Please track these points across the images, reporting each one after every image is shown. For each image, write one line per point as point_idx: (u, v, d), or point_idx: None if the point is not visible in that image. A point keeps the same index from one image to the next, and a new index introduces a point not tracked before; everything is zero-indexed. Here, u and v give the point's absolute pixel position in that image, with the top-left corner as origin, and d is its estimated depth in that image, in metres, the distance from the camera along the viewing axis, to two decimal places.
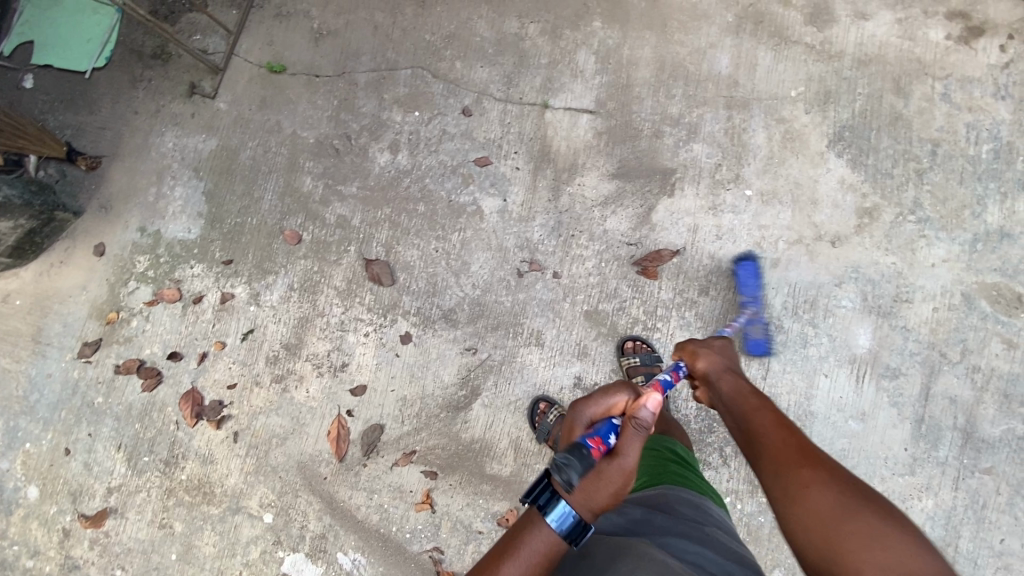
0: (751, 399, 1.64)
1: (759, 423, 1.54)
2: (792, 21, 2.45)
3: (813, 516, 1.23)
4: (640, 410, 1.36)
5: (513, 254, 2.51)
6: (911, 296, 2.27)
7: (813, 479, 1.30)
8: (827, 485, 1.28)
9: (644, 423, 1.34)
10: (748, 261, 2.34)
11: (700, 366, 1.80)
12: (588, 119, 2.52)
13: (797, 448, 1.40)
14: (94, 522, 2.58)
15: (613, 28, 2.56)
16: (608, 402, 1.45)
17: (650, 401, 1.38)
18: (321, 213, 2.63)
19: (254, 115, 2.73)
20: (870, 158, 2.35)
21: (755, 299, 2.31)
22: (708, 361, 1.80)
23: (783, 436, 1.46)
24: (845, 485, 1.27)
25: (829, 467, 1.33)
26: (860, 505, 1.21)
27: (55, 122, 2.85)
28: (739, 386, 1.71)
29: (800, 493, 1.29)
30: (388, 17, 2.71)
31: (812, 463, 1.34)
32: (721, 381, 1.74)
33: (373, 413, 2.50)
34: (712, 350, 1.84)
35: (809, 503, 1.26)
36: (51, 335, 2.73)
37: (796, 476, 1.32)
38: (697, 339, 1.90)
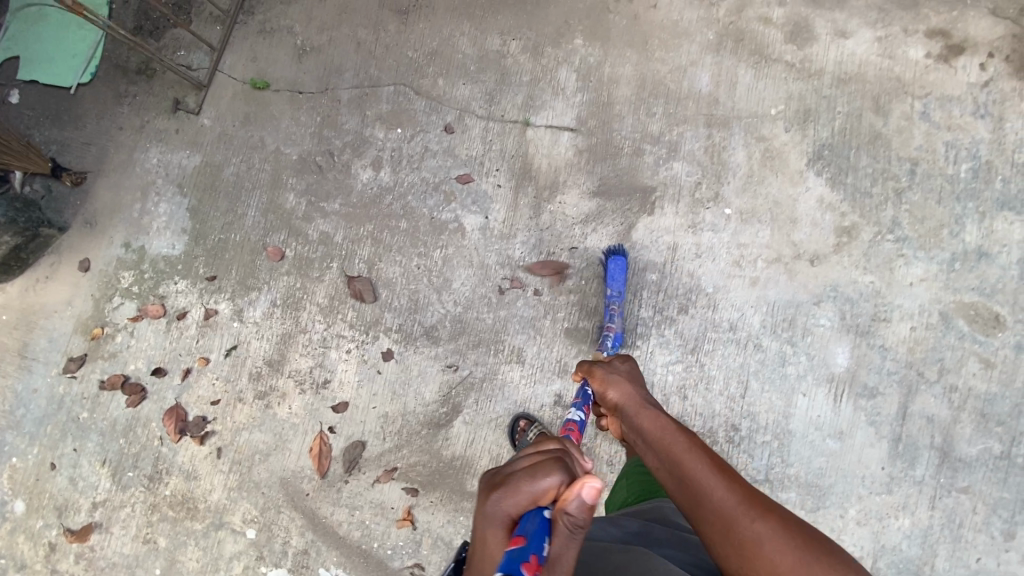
0: (675, 433, 1.51)
1: (692, 465, 1.42)
2: (772, 39, 2.46)
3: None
4: (572, 506, 1.07)
5: (494, 271, 2.52)
6: (889, 315, 2.28)
7: (767, 533, 1.26)
8: (771, 533, 1.26)
9: (579, 521, 1.08)
10: (618, 255, 2.38)
11: (611, 396, 1.74)
12: (569, 137, 2.53)
13: (741, 495, 1.33)
14: (80, 537, 2.60)
15: (594, 45, 2.56)
16: (535, 490, 1.11)
17: (587, 490, 1.06)
18: (304, 229, 2.64)
19: (238, 132, 2.74)
20: (849, 176, 2.36)
21: (620, 293, 2.35)
22: (619, 391, 1.73)
23: (723, 480, 1.36)
24: (796, 535, 1.26)
25: (778, 512, 1.29)
26: (812, 554, 1.23)
27: (42, 138, 2.86)
28: (661, 420, 1.58)
29: (754, 552, 1.25)
30: (370, 33, 2.72)
31: (763, 514, 1.29)
32: (642, 416, 1.63)
33: (355, 430, 2.51)
34: (621, 379, 1.76)
35: (769, 564, 1.23)
36: (37, 351, 2.74)
37: (752, 533, 1.26)
38: (601, 363, 1.81)
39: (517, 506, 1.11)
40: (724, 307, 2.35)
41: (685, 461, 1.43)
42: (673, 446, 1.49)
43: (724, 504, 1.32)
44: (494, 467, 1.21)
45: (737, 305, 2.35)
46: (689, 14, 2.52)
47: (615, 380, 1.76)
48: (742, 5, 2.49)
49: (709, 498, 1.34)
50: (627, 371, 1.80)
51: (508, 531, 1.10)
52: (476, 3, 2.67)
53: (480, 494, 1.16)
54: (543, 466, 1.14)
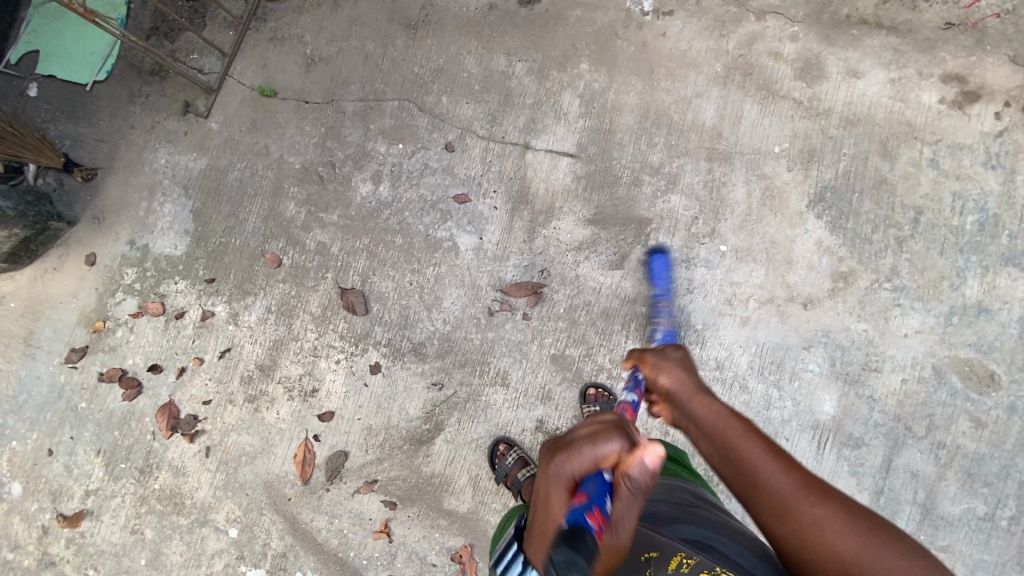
0: (729, 417, 1.52)
1: (747, 450, 1.43)
2: (781, 75, 2.41)
3: (835, 561, 1.19)
4: (632, 470, 1.15)
5: (485, 292, 2.54)
6: (880, 366, 2.24)
7: (826, 515, 1.25)
8: (839, 518, 1.24)
9: (642, 484, 1.16)
10: (661, 254, 2.35)
11: (663, 382, 1.71)
12: (568, 162, 2.52)
13: (800, 480, 1.33)
14: (71, 522, 2.69)
15: (600, 71, 2.54)
16: (594, 455, 1.21)
17: (647, 456, 1.16)
18: (302, 238, 2.68)
19: (243, 137, 2.78)
20: (850, 221, 2.31)
21: (666, 292, 2.33)
22: (671, 376, 1.70)
23: (781, 466, 1.37)
24: (858, 518, 1.24)
25: (841, 499, 1.28)
26: (878, 542, 1.19)
27: (56, 132, 2.94)
28: (711, 404, 1.58)
29: (811, 533, 1.24)
30: (379, 47, 2.73)
31: (822, 499, 1.28)
32: (695, 402, 1.61)
33: (339, 440, 2.55)
34: (673, 367, 1.73)
35: (831, 549, 1.21)
36: (41, 339, 2.83)
37: (810, 514, 1.26)
38: (653, 350, 1.80)
39: (579, 469, 1.22)
40: (712, 345, 2.33)
41: (739, 444, 1.45)
42: (727, 431, 1.50)
43: (781, 488, 1.33)
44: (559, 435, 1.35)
45: (725, 343, 2.32)
46: (698, 44, 2.49)
47: (666, 366, 1.73)
48: (752, 37, 2.45)
49: (766, 482, 1.35)
50: (680, 360, 1.77)
51: (571, 491, 1.22)
52: (485, 22, 2.66)
53: (546, 458, 1.29)
54: (603, 433, 1.25)
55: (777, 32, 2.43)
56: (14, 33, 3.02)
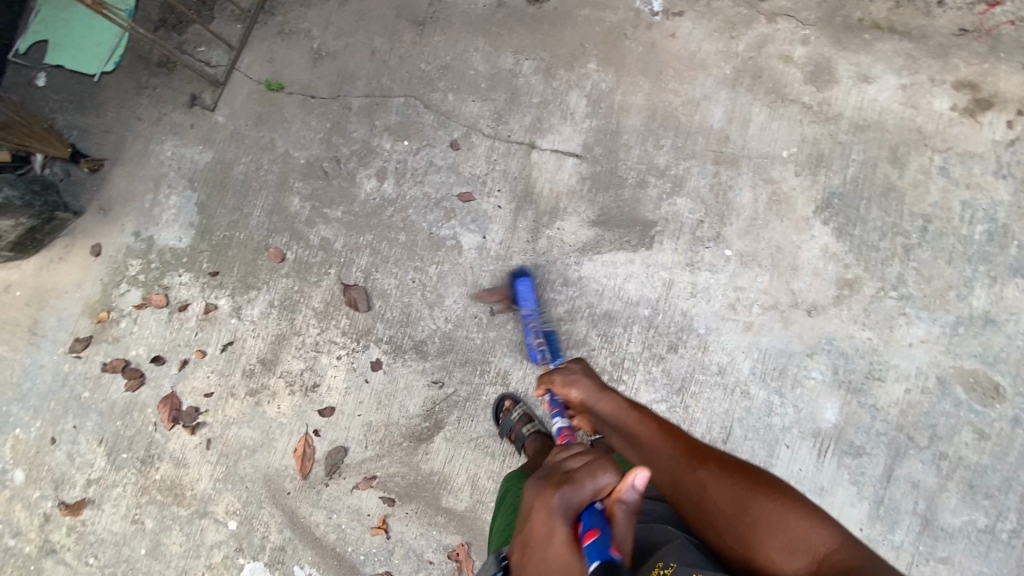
0: (624, 410, 1.61)
1: (643, 434, 1.52)
2: (791, 78, 2.39)
3: (723, 518, 1.31)
4: (630, 493, 1.21)
5: (487, 292, 2.53)
6: (884, 375, 2.22)
7: (708, 477, 1.36)
8: (721, 478, 1.35)
9: (633, 508, 1.23)
10: (523, 276, 2.45)
11: (573, 394, 1.75)
12: (574, 163, 2.51)
13: (686, 449, 1.42)
14: (73, 511, 2.72)
15: (608, 71, 2.52)
16: (595, 486, 1.23)
17: (640, 480, 1.22)
18: (305, 233, 2.68)
19: (249, 131, 2.79)
20: (857, 228, 2.29)
21: (533, 312, 2.41)
22: (577, 386, 1.75)
23: (669, 441, 1.46)
24: (735, 474, 1.35)
25: (723, 460, 1.39)
26: (752, 493, 1.31)
27: (64, 122, 2.95)
28: (613, 401, 1.65)
29: (702, 497, 1.35)
30: (386, 42, 2.72)
31: (706, 462, 1.39)
32: (600, 402, 1.68)
33: (339, 435, 2.56)
34: (580, 378, 1.77)
35: (716, 507, 1.33)
36: (46, 328, 2.85)
37: (696, 480, 1.37)
38: (560, 367, 1.83)
39: (580, 503, 1.22)
40: (714, 350, 2.32)
41: (637, 431, 1.54)
42: (625, 422, 1.58)
43: (672, 461, 1.42)
44: (548, 469, 1.32)
45: (727, 348, 2.31)
46: (707, 46, 2.46)
47: (573, 379, 1.77)
48: (763, 40, 2.42)
49: (660, 459, 1.44)
50: (583, 369, 1.80)
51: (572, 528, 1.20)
52: (493, 19, 2.65)
53: (542, 494, 1.25)
54: (597, 464, 1.28)
55: (788, 35, 2.41)
56: (25, 22, 3.03)
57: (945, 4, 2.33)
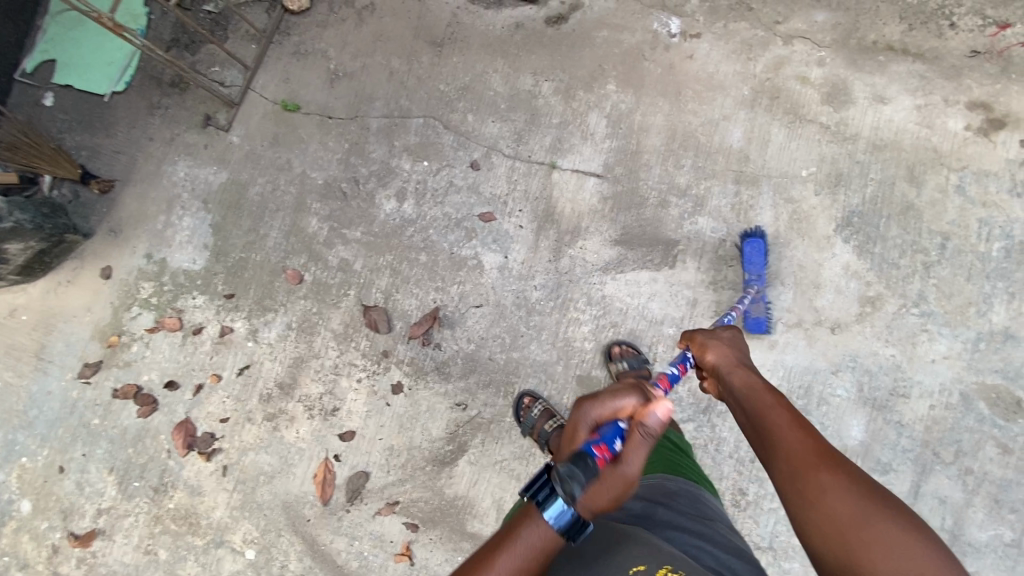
0: (762, 391, 1.58)
1: (774, 419, 1.48)
2: (808, 99, 2.43)
3: (834, 526, 1.22)
4: (648, 418, 1.35)
5: (510, 311, 2.52)
6: (908, 391, 2.24)
7: (831, 484, 1.28)
8: (845, 489, 1.26)
9: (652, 431, 1.35)
10: (755, 237, 2.35)
11: (710, 357, 1.75)
12: (595, 183, 2.52)
13: (816, 449, 1.36)
14: (83, 542, 2.63)
15: (627, 92, 2.55)
16: (617, 404, 1.39)
17: (662, 410, 1.35)
18: (324, 254, 2.66)
19: (265, 152, 2.76)
20: (878, 246, 2.32)
21: (760, 277, 2.32)
22: (718, 353, 1.75)
23: (802, 435, 1.41)
24: (866, 492, 1.25)
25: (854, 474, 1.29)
26: (882, 515, 1.20)
27: (72, 142, 2.90)
28: (750, 379, 1.64)
29: (816, 496, 1.27)
30: (404, 63, 2.73)
31: (833, 468, 1.30)
32: (733, 374, 1.67)
33: (360, 460, 2.52)
34: (722, 345, 1.77)
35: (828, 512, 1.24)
36: (54, 353, 2.78)
37: (816, 481, 1.29)
38: (703, 329, 1.83)
39: (601, 414, 1.39)
40: None
41: (768, 414, 1.50)
42: (759, 400, 1.56)
43: (795, 454, 1.37)
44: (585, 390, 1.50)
45: (753, 366, 2.32)
46: (725, 67, 2.50)
47: (713, 343, 1.77)
48: (780, 61, 2.46)
49: (780, 446, 1.40)
50: (730, 340, 1.80)
51: (590, 431, 1.38)
52: (511, 40, 2.66)
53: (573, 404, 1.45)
54: (624, 390, 1.43)
55: (805, 57, 2.45)
56: (31, 41, 2.98)
57: (957, 26, 2.38)
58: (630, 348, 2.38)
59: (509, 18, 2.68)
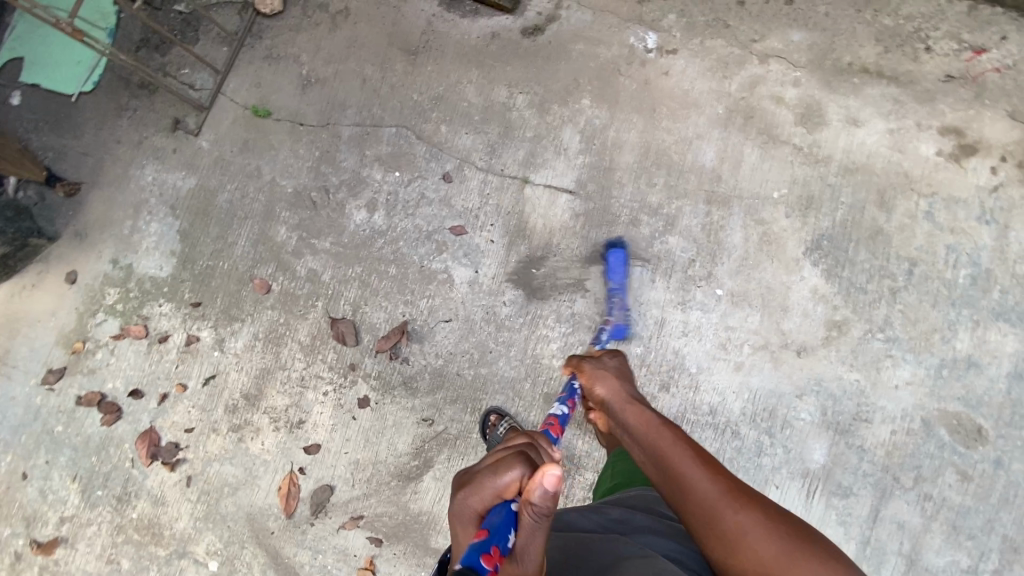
0: (661, 430, 1.61)
1: (678, 461, 1.50)
2: (782, 119, 2.41)
3: (760, 568, 1.29)
4: (535, 497, 1.14)
5: (479, 327, 2.50)
6: (870, 416, 2.25)
7: (748, 522, 1.34)
8: (762, 526, 1.34)
9: (543, 510, 1.15)
10: (617, 248, 2.40)
11: (598, 390, 1.88)
12: (567, 199, 2.50)
13: (725, 487, 1.42)
14: (45, 550, 2.61)
15: (601, 107, 2.52)
16: (499, 487, 1.21)
17: (548, 480, 1.15)
18: (292, 264, 2.62)
19: (235, 158, 2.72)
20: (846, 270, 2.32)
21: (621, 288, 2.36)
22: (606, 386, 1.87)
23: (708, 475, 1.45)
24: (776, 524, 1.35)
25: (765, 506, 1.38)
26: (793, 545, 1.30)
27: (39, 143, 2.84)
28: (647, 417, 1.67)
29: (738, 539, 1.33)
30: (377, 71, 2.68)
31: (745, 506, 1.37)
32: (630, 414, 1.71)
33: (325, 473, 2.51)
34: (608, 376, 1.90)
35: (751, 552, 1.31)
36: (18, 358, 2.74)
37: (735, 522, 1.35)
38: (591, 359, 1.98)
39: (483, 502, 1.22)
40: (706, 390, 2.32)
41: (670, 455, 1.53)
42: (660, 442, 1.58)
43: (707, 497, 1.41)
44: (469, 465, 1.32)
45: (718, 389, 2.32)
46: (700, 85, 2.48)
47: (601, 375, 1.91)
48: (755, 80, 2.44)
49: (694, 490, 1.43)
50: (616, 370, 1.94)
51: (477, 527, 1.21)
52: (487, 51, 2.62)
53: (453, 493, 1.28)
54: (506, 464, 1.24)
55: (780, 76, 2.43)
56: None
57: (932, 50, 2.37)
58: None
59: (485, 27, 2.64)
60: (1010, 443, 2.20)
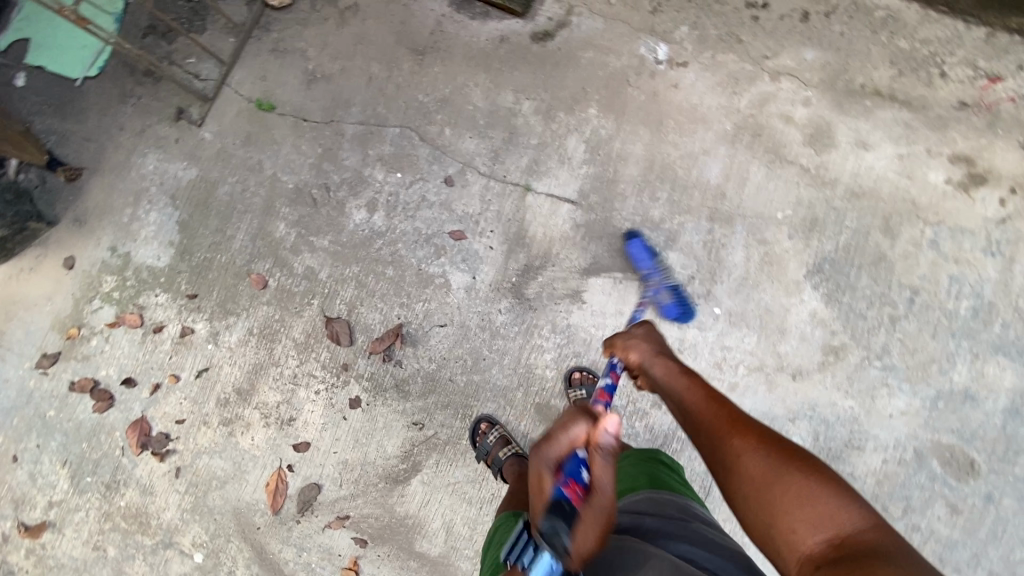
0: (678, 377, 1.67)
1: (694, 402, 1.59)
2: (790, 139, 2.38)
3: (751, 486, 1.31)
4: (603, 438, 1.32)
5: (473, 333, 2.49)
6: (862, 444, 2.23)
7: (743, 446, 1.38)
8: (757, 451, 1.35)
9: (610, 448, 1.32)
10: (637, 236, 2.39)
11: (632, 357, 1.81)
12: (569, 209, 2.47)
13: (728, 420, 1.46)
14: (33, 533, 2.62)
15: (608, 118, 2.49)
16: (569, 437, 1.33)
17: (611, 424, 1.33)
18: (290, 261, 2.61)
19: (237, 150, 2.70)
20: (846, 295, 2.29)
21: (653, 269, 2.35)
22: (639, 351, 1.80)
23: (715, 410, 1.52)
24: (772, 447, 1.35)
25: (761, 433, 1.39)
26: (786, 466, 1.29)
27: (42, 126, 2.83)
28: (670, 366, 1.71)
29: (732, 463, 1.38)
30: (384, 69, 2.66)
31: (742, 432, 1.41)
32: (654, 364, 1.75)
33: (313, 472, 2.51)
34: (640, 342, 1.84)
35: (744, 474, 1.34)
36: (13, 341, 2.74)
37: (730, 446, 1.40)
38: (621, 332, 1.90)
39: (558, 455, 1.33)
40: None
41: (688, 400, 1.60)
42: (678, 388, 1.65)
43: (712, 430, 1.48)
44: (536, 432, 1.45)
45: None
46: (709, 100, 2.45)
47: (633, 343, 1.84)
48: (765, 98, 2.41)
49: (704, 425, 1.51)
50: (645, 335, 1.88)
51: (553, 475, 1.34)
52: (495, 54, 2.59)
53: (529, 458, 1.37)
54: (572, 417, 1.37)
55: (790, 95, 2.40)
56: (5, 17, 2.89)
57: (947, 76, 2.33)
58: (590, 376, 2.38)
59: (494, 30, 2.60)
60: (1002, 479, 2.19)
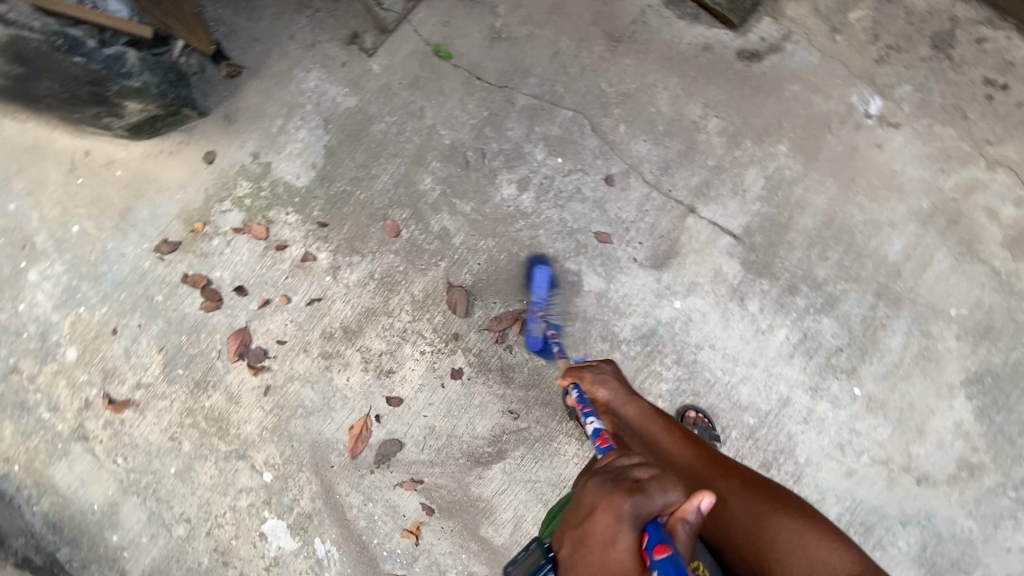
0: (652, 417, 1.59)
1: (668, 446, 1.53)
2: (989, 236, 2.22)
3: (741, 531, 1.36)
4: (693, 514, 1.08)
5: (593, 339, 2.36)
6: (971, 569, 2.12)
7: (728, 491, 1.42)
8: (740, 492, 1.42)
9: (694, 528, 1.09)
10: (542, 264, 2.41)
11: (600, 395, 1.70)
12: (728, 243, 2.35)
13: (709, 459, 1.48)
14: (116, 407, 2.68)
15: (797, 160, 2.34)
16: (664, 501, 1.09)
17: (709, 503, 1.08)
18: (428, 217, 2.56)
19: (401, 91, 2.62)
20: (1000, 415, 2.17)
21: (542, 300, 2.36)
22: (608, 389, 1.69)
23: (690, 451, 1.50)
24: (756, 491, 1.42)
25: (739, 474, 1.46)
26: (771, 510, 1.38)
27: (213, 13, 2.79)
28: (642, 407, 1.63)
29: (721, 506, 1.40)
30: (572, 46, 2.53)
31: (726, 475, 1.45)
32: (628, 407, 1.64)
33: (399, 428, 2.50)
34: (609, 379, 1.72)
35: (733, 517, 1.38)
36: (137, 218, 2.76)
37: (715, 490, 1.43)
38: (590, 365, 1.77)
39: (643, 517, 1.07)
40: (808, 484, 2.19)
41: (659, 441, 1.54)
42: (652, 430, 1.57)
43: (694, 471, 1.47)
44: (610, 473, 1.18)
45: (821, 486, 2.19)
46: (912, 170, 2.28)
47: (604, 378, 1.72)
48: (973, 185, 2.25)
49: (677, 465, 1.49)
50: (614, 371, 1.76)
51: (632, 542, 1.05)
52: (693, 61, 2.44)
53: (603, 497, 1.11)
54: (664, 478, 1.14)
55: (1002, 190, 2.24)
56: None
57: None
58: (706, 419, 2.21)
59: (699, 37, 2.47)
60: None
